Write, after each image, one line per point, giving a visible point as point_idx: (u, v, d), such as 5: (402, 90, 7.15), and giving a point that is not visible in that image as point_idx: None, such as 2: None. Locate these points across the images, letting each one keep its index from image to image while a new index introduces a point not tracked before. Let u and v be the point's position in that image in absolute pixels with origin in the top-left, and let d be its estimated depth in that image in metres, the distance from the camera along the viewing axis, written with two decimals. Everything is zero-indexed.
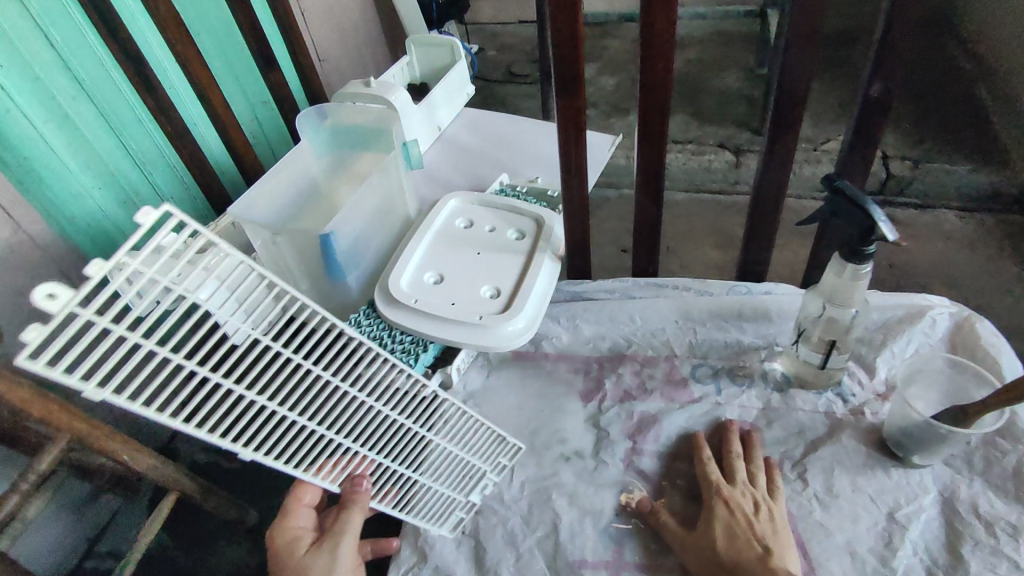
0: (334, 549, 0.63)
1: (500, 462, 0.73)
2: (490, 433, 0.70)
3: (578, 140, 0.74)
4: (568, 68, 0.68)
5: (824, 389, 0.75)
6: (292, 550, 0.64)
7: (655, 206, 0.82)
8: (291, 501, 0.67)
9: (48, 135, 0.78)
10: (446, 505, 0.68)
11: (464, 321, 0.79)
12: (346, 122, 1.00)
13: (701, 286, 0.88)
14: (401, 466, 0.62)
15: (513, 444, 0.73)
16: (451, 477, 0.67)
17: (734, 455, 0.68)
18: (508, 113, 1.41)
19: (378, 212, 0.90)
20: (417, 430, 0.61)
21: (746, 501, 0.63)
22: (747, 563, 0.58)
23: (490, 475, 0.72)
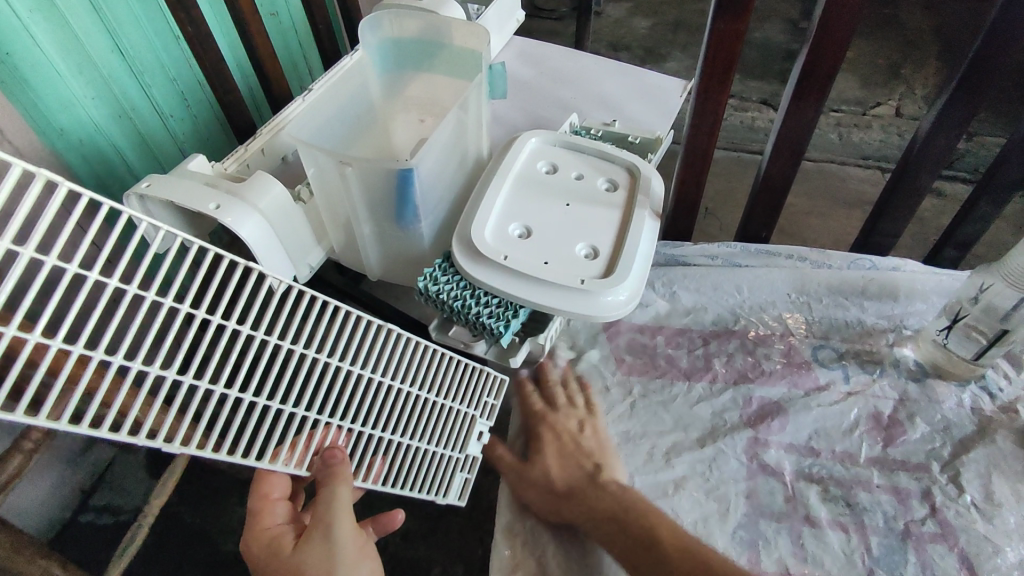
0: (327, 532, 0.48)
1: (488, 404, 0.66)
2: (476, 375, 0.63)
3: (725, 72, 0.63)
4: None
5: (966, 382, 0.66)
6: (275, 553, 0.49)
7: (790, 165, 0.72)
8: (257, 499, 0.52)
9: (33, 28, 0.61)
10: (440, 467, 0.62)
11: (562, 284, 0.66)
12: (408, 36, 0.84)
13: (819, 257, 0.77)
14: (393, 433, 0.54)
15: (499, 381, 0.65)
16: (445, 435, 0.61)
17: (548, 381, 0.68)
18: (562, 47, 1.22)
19: (452, 149, 0.76)
20: (403, 388, 0.53)
21: (570, 422, 0.65)
22: (580, 486, 0.60)
23: (481, 421, 0.64)
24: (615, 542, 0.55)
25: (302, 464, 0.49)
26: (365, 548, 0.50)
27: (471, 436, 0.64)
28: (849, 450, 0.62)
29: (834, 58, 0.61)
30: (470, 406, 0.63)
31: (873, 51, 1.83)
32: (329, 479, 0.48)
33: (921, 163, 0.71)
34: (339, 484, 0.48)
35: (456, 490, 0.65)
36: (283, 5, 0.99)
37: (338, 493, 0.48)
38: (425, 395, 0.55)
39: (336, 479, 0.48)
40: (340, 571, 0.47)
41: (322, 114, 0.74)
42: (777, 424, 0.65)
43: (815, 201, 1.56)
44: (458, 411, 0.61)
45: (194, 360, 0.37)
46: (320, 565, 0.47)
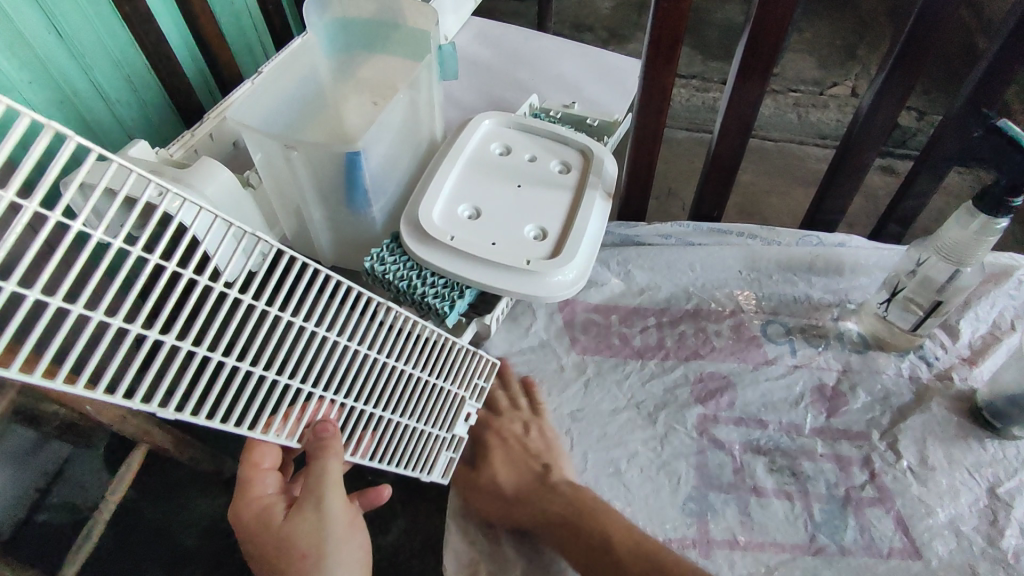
0: (319, 502, 0.47)
1: (477, 386, 0.64)
2: (465, 353, 0.60)
3: (671, 50, 0.63)
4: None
5: (905, 352, 0.69)
6: (267, 522, 0.48)
7: (738, 143, 0.73)
8: (246, 468, 0.50)
9: None
10: (432, 448, 0.59)
11: (507, 265, 0.67)
12: (357, 16, 0.83)
13: (769, 235, 0.79)
14: (387, 412, 0.52)
15: (488, 362, 0.64)
16: (436, 415, 0.58)
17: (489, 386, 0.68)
18: (521, 27, 1.21)
19: (403, 132, 0.75)
20: (398, 366, 0.51)
21: (514, 426, 0.65)
22: (524, 488, 0.60)
23: (470, 401, 0.62)
24: (569, 547, 0.56)
25: (293, 435, 0.47)
26: (355, 522, 0.49)
27: (458, 417, 0.61)
28: (794, 422, 0.64)
29: (776, 36, 0.61)
30: (458, 384, 0.60)
31: (829, 32, 1.85)
32: (320, 451, 0.46)
33: (863, 140, 0.73)
34: (328, 460, 0.46)
35: (440, 468, 0.61)
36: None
37: (330, 466, 0.46)
38: (413, 370, 0.53)
39: (327, 451, 0.46)
40: (331, 540, 0.47)
41: (270, 98, 0.73)
42: (726, 399, 0.66)
43: (772, 181, 1.59)
44: (450, 392, 0.59)
45: (186, 317, 0.35)
46: (311, 538, 0.46)
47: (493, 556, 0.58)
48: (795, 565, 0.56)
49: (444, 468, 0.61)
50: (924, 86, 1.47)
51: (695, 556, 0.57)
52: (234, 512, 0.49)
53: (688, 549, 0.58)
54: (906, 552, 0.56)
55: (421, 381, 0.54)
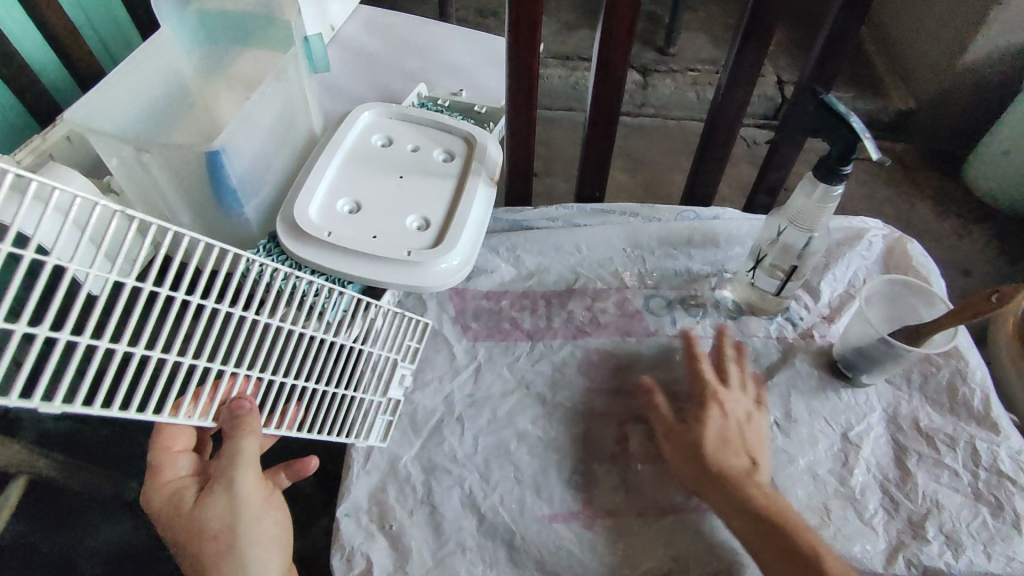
0: (228, 485, 0.48)
1: (408, 347, 0.66)
2: (394, 318, 0.62)
3: (531, 31, 0.64)
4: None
5: (773, 316, 0.74)
6: (177, 506, 0.49)
7: (609, 122, 0.75)
8: (158, 453, 0.51)
9: None
10: (366, 411, 0.61)
11: (388, 258, 0.66)
12: (221, 9, 0.79)
13: (650, 213, 0.82)
14: (338, 387, 0.54)
15: (417, 324, 0.66)
16: (371, 381, 0.61)
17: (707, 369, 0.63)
18: (411, 15, 1.19)
19: (276, 128, 0.73)
20: (343, 342, 0.53)
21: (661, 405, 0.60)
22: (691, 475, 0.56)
23: (403, 364, 0.64)
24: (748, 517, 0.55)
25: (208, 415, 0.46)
26: (270, 498, 0.51)
27: (392, 380, 0.63)
28: (673, 389, 0.68)
29: (630, 16, 0.64)
30: (389, 348, 0.62)
31: (720, 12, 1.93)
32: (236, 429, 0.46)
33: (726, 116, 0.77)
34: (248, 432, 0.46)
35: (378, 431, 0.63)
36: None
37: (243, 444, 0.47)
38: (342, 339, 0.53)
39: (242, 430, 0.46)
40: (244, 516, 0.49)
41: (128, 97, 0.69)
42: (610, 372, 0.69)
43: (673, 159, 1.65)
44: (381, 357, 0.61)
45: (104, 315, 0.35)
46: (222, 519, 0.48)
47: (384, 550, 0.58)
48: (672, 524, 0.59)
49: (382, 431, 0.63)
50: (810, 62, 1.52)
51: (578, 527, 0.59)
52: (145, 499, 0.50)
53: (573, 520, 0.60)
54: None
55: (353, 351, 0.55)
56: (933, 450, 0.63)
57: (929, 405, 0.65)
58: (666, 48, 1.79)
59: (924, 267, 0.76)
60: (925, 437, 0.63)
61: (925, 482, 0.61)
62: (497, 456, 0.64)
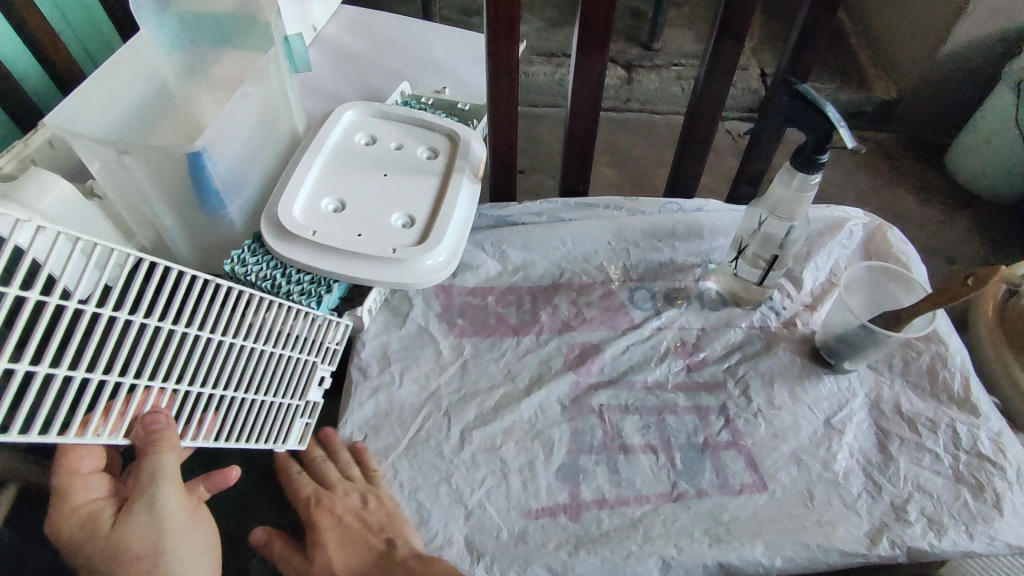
0: (149, 501, 0.49)
1: (329, 350, 0.67)
2: (319, 325, 0.63)
3: (509, 29, 0.65)
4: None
5: (757, 305, 0.74)
6: (94, 528, 0.48)
7: (591, 116, 0.75)
8: (62, 476, 0.50)
9: None
10: (285, 417, 0.62)
11: (373, 256, 0.67)
12: (199, 10, 0.79)
13: (634, 206, 0.83)
14: (260, 393, 0.57)
15: (341, 327, 0.67)
16: (290, 386, 0.62)
17: (334, 456, 0.64)
18: (394, 14, 1.20)
19: (258, 129, 0.73)
20: (264, 349, 0.56)
21: (351, 502, 0.61)
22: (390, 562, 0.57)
23: (322, 367, 0.65)
24: None
25: (119, 432, 0.46)
26: (193, 514, 0.52)
27: (311, 383, 0.65)
28: (658, 379, 0.69)
29: (607, 10, 0.64)
30: (310, 353, 0.63)
31: (704, 7, 1.94)
32: (152, 446, 0.47)
33: (707, 109, 0.78)
34: (164, 446, 0.47)
35: (297, 434, 0.64)
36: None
37: (161, 460, 0.48)
38: (260, 344, 0.55)
39: (160, 445, 0.47)
40: (169, 532, 0.50)
41: (108, 102, 0.69)
42: (596, 365, 0.70)
43: (659, 154, 1.66)
44: (300, 361, 0.62)
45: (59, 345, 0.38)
46: (145, 536, 0.48)
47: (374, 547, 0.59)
48: (659, 512, 0.60)
49: (300, 434, 0.65)
50: None
51: (566, 518, 0.60)
52: (51, 523, 0.49)
53: (561, 511, 0.60)
54: (754, 486, 0.61)
55: (275, 355, 0.57)
56: (914, 434, 0.64)
57: (910, 391, 0.66)
58: (650, 43, 1.80)
59: (904, 254, 0.77)
60: (906, 422, 0.64)
61: (906, 466, 0.62)
62: (485, 451, 0.64)
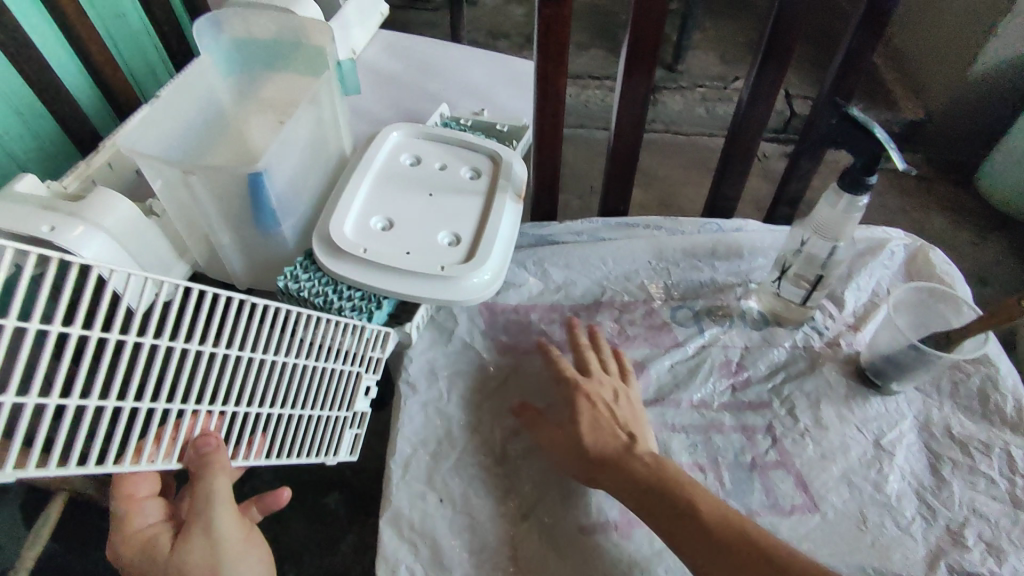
0: (205, 524, 0.48)
1: (371, 360, 0.67)
2: (355, 337, 0.64)
3: (559, 55, 0.67)
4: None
5: (800, 325, 0.74)
6: (152, 555, 0.48)
7: (634, 137, 0.77)
8: (122, 501, 0.51)
9: None
10: (331, 429, 0.64)
11: (422, 273, 0.68)
12: (254, 37, 0.82)
13: (673, 225, 0.84)
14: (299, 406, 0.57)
15: (381, 335, 0.67)
16: (332, 397, 0.63)
17: (584, 347, 0.68)
18: (430, 38, 1.23)
19: (310, 150, 0.75)
20: (302, 361, 0.56)
21: (604, 392, 0.64)
22: (610, 449, 0.60)
23: (366, 377, 0.66)
24: (629, 490, 0.57)
25: (171, 456, 0.47)
26: (249, 536, 0.52)
27: (358, 394, 0.66)
28: (703, 398, 0.69)
29: (655, 35, 0.66)
30: (351, 363, 0.64)
31: (728, 30, 1.96)
32: (205, 466, 0.48)
33: (748, 131, 0.79)
34: (215, 467, 0.48)
35: (348, 444, 0.66)
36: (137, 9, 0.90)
37: (216, 482, 0.48)
38: (302, 359, 0.55)
39: (212, 467, 0.48)
40: (225, 558, 0.49)
41: (169, 124, 0.72)
42: (640, 383, 0.70)
43: (686, 174, 1.67)
44: (342, 371, 0.63)
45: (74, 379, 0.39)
46: (202, 561, 0.48)
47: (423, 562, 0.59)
48: None
49: (351, 445, 0.67)
50: (817, 75, 1.56)
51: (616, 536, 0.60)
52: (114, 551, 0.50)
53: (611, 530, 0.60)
54: (805, 507, 0.60)
55: (313, 368, 0.58)
56: (967, 457, 0.63)
57: (960, 413, 0.66)
58: (675, 65, 1.82)
59: (948, 275, 0.77)
60: (958, 444, 0.64)
61: (960, 490, 0.61)
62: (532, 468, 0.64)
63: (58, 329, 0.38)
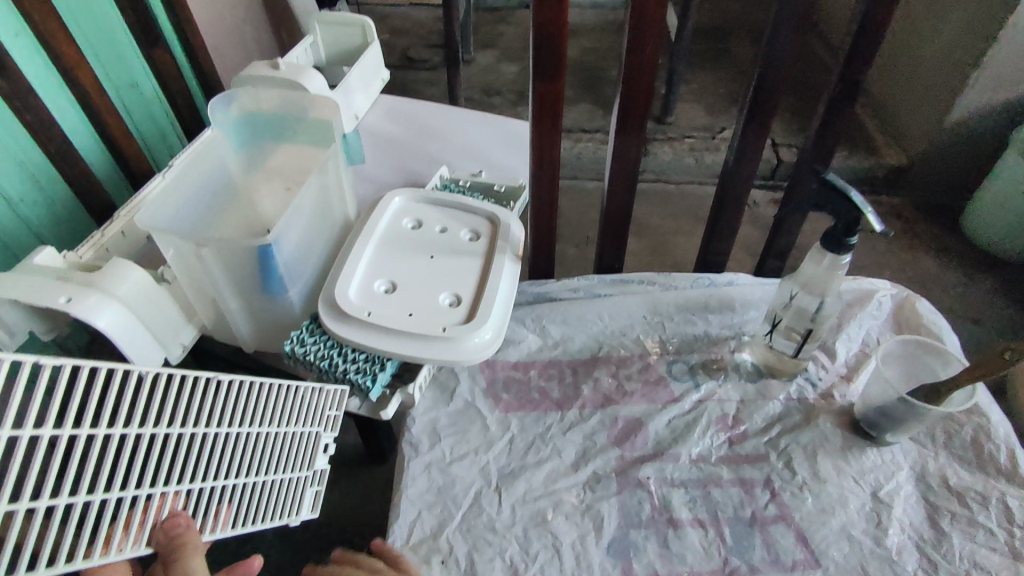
0: None
1: (330, 419, 0.69)
2: (316, 396, 0.65)
3: (553, 126, 0.71)
4: (551, 33, 0.63)
5: (793, 377, 0.76)
6: None
7: (627, 196, 0.81)
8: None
9: None
10: (296, 489, 0.65)
11: (425, 335, 0.70)
12: (263, 111, 0.87)
13: (666, 280, 0.87)
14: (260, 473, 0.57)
15: (338, 393, 0.69)
16: (290, 458, 0.63)
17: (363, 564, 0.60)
18: (428, 102, 1.29)
19: (316, 216, 0.79)
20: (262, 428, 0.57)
21: None
22: None
23: (324, 436, 0.68)
24: None
25: (140, 542, 0.45)
26: None
27: (317, 452, 0.68)
28: (702, 451, 0.70)
29: (646, 103, 0.71)
30: (312, 424, 0.66)
31: (713, 82, 2.04)
32: (176, 550, 0.46)
33: (735, 189, 0.82)
34: (186, 547, 0.46)
35: (309, 503, 0.67)
36: (149, 79, 0.97)
37: (190, 565, 0.46)
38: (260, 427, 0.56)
39: (185, 547, 0.46)
40: None
41: (183, 196, 0.75)
42: (640, 439, 0.71)
43: (679, 222, 1.71)
44: (301, 432, 0.64)
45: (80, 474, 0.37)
46: None
47: None
48: None
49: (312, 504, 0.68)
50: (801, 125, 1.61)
51: None
52: None
53: None
54: (807, 562, 0.61)
55: (271, 433, 0.59)
56: (965, 508, 0.64)
57: (956, 462, 0.67)
58: (664, 117, 1.88)
59: (936, 324, 0.79)
60: (955, 495, 0.65)
61: (960, 542, 0.62)
62: (536, 526, 0.65)
63: (54, 432, 0.36)
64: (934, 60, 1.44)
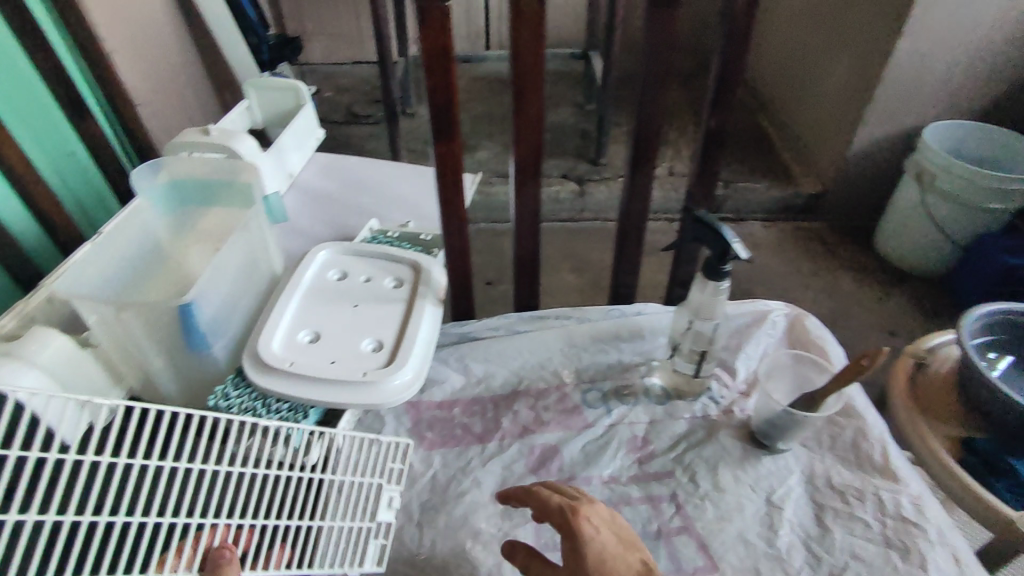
0: None
1: (392, 469, 0.70)
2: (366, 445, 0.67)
3: (456, 181, 0.79)
4: (443, 81, 0.69)
5: (697, 396, 0.82)
6: None
7: (534, 239, 0.88)
8: None
9: None
10: (355, 539, 0.65)
11: (347, 380, 0.74)
12: (188, 177, 0.91)
13: (581, 314, 0.93)
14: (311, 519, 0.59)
15: (401, 446, 0.71)
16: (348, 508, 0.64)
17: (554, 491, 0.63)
18: (363, 158, 1.36)
19: (241, 274, 0.82)
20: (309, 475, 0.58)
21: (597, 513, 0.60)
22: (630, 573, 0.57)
23: (389, 486, 0.68)
24: None
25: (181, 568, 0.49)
26: None
27: (381, 504, 0.67)
28: (613, 473, 0.75)
29: (534, 156, 0.77)
30: (373, 474, 0.67)
31: None
32: None
33: (632, 228, 0.90)
34: None
35: (372, 558, 0.66)
36: (84, 149, 1.00)
37: None
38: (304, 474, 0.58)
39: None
40: None
41: (105, 263, 0.78)
42: (555, 465, 0.76)
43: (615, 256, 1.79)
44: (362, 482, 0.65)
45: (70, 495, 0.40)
46: None
47: None
48: None
49: (376, 557, 0.66)
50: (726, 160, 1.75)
51: None
52: None
53: None
54: (707, 568, 0.66)
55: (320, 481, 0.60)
56: (846, 505, 0.70)
57: (839, 463, 0.73)
58: (597, 158, 1.99)
59: (822, 339, 0.87)
60: (838, 494, 0.71)
61: (842, 537, 0.67)
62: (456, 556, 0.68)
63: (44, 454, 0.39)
64: (837, 94, 1.60)
